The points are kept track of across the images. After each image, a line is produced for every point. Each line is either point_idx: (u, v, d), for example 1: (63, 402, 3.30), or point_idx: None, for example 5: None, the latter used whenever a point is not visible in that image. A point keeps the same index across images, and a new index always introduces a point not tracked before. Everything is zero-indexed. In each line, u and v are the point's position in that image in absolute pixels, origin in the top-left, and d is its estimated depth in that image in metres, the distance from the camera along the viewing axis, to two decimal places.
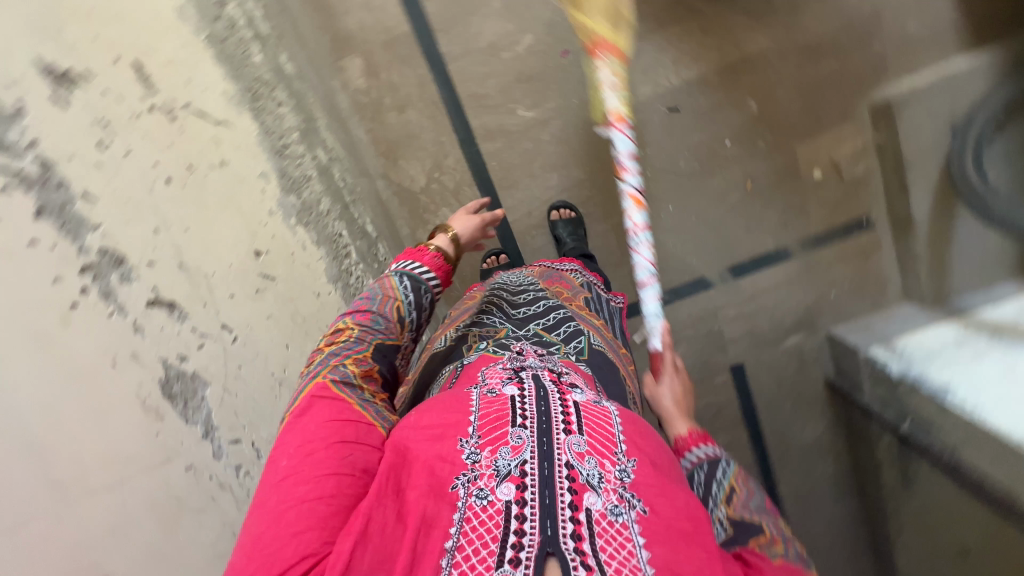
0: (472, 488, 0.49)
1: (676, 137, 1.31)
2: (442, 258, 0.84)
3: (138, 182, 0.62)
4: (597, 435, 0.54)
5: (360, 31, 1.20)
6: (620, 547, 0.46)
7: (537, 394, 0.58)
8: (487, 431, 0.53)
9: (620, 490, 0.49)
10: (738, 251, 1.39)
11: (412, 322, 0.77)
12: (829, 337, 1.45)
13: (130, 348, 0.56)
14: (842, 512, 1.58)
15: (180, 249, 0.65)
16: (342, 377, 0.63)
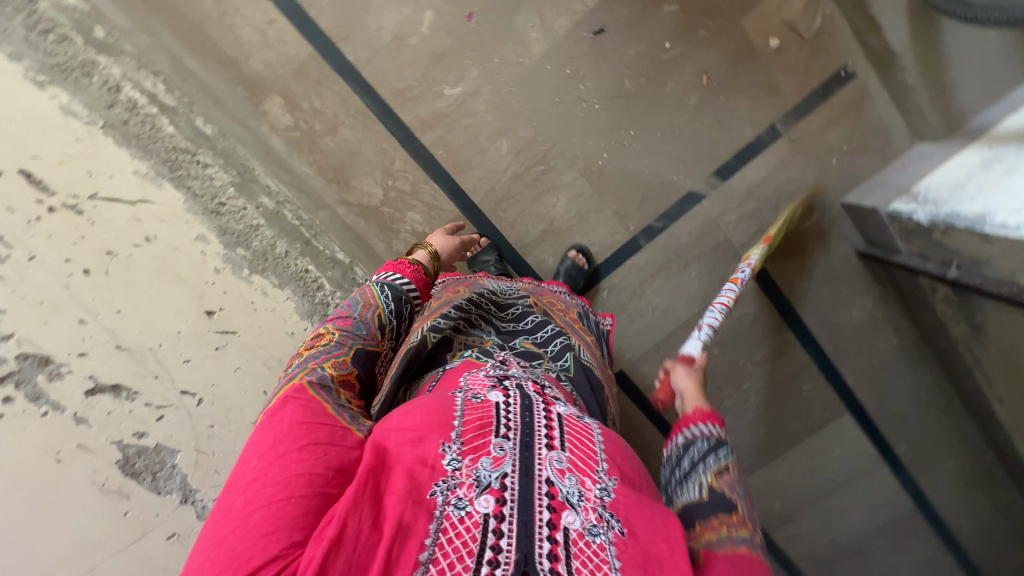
0: (451, 496, 0.54)
1: (612, 59, 1.22)
2: (421, 272, 0.89)
3: (56, 284, 0.88)
4: (578, 453, 0.62)
5: (267, 70, 1.17)
6: (595, 563, 0.53)
7: (521, 404, 0.66)
8: (470, 439, 0.59)
9: (598, 508, 0.57)
10: (720, 151, 1.29)
11: (391, 328, 0.81)
12: (844, 207, 1.33)
13: (75, 440, 0.84)
14: (916, 375, 1.52)
15: (116, 334, 0.91)
16: (318, 380, 0.64)
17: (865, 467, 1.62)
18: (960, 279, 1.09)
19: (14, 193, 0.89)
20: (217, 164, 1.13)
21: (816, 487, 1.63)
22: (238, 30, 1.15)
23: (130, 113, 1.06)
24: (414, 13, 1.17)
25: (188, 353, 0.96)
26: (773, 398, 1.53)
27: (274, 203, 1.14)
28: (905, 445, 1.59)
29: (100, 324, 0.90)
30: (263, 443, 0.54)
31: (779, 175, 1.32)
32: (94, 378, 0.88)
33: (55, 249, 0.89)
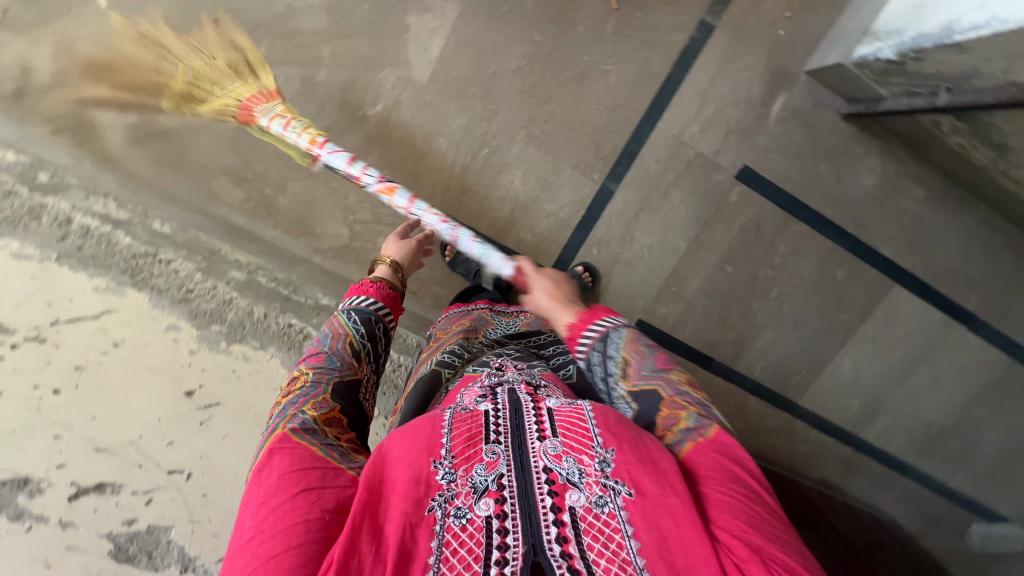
0: (450, 506, 0.54)
1: (515, 16, 1.17)
2: (385, 288, 0.89)
3: (28, 410, 0.89)
4: (573, 433, 0.60)
5: (203, 154, 1.21)
6: (607, 537, 0.53)
7: (510, 407, 0.64)
8: (460, 450, 0.58)
9: (601, 480, 0.56)
10: (658, 68, 1.22)
11: (367, 353, 0.80)
12: (811, 74, 1.22)
13: (66, 541, 0.84)
14: (958, 221, 1.37)
15: (92, 437, 0.91)
16: (302, 425, 0.63)
17: (938, 334, 1.48)
18: (953, 102, 0.97)
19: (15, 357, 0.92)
20: (182, 256, 1.09)
21: (891, 372, 1.52)
22: (166, 127, 1.20)
23: (86, 237, 1.09)
24: (311, 49, 1.16)
25: (172, 434, 0.95)
26: (810, 297, 1.42)
27: (248, 273, 1.14)
28: (975, 297, 1.45)
29: (78, 437, 0.90)
30: (256, 499, 0.56)
31: (729, 69, 1.23)
32: (75, 485, 0.87)
33: (25, 380, 0.91)
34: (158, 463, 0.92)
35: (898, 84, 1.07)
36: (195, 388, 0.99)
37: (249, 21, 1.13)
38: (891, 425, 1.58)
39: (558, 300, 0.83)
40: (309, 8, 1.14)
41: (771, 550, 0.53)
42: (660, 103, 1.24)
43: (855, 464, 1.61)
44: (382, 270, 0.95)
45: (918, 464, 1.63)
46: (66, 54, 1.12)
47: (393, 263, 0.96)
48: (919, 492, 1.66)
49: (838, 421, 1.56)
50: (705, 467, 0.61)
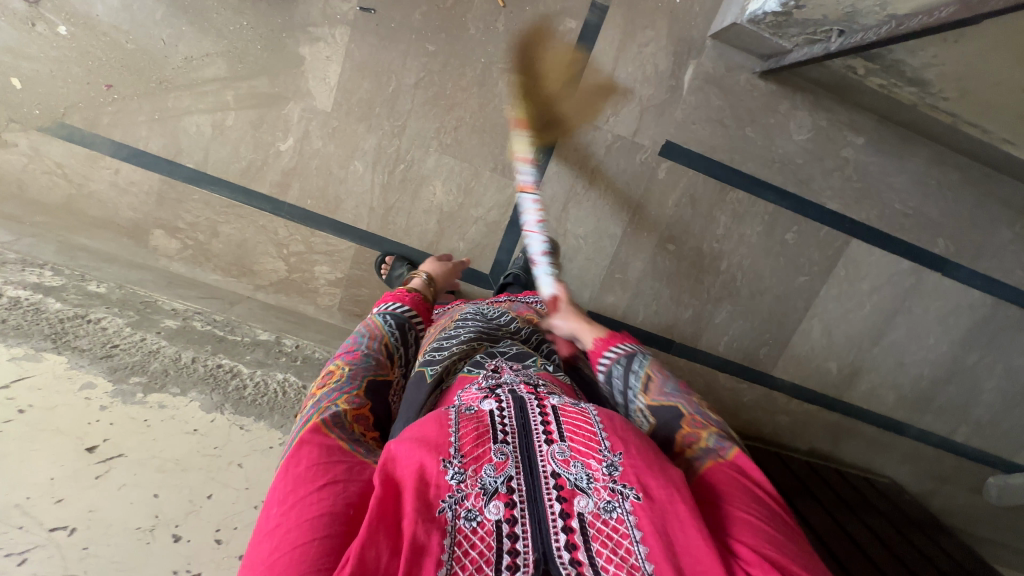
0: (460, 508, 0.47)
1: (403, 29, 1.17)
2: (417, 296, 0.92)
3: None
4: (580, 437, 0.54)
5: (139, 212, 1.27)
6: (616, 543, 0.47)
7: (516, 406, 0.59)
8: (469, 448, 0.52)
9: (609, 485, 0.50)
10: (558, 58, 1.20)
11: (399, 354, 0.79)
12: (716, 39, 1.19)
13: None
14: (905, 163, 1.30)
15: None
16: (333, 417, 0.59)
17: (910, 283, 1.40)
18: (843, 46, 0.91)
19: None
20: (112, 313, 1.08)
21: (866, 329, 1.44)
22: (96, 191, 1.25)
23: (11, 309, 0.98)
24: (216, 96, 1.19)
25: (61, 491, 0.70)
26: (764, 263, 1.37)
27: (182, 320, 1.15)
28: (942, 240, 1.36)
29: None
30: (280, 488, 0.48)
31: (631, 47, 1.20)
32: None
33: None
34: (41, 522, 0.67)
35: (795, 35, 1.01)
36: (98, 442, 0.77)
37: (153, 79, 1.17)
38: (876, 384, 1.50)
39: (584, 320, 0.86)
40: (205, 55, 1.17)
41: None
42: (567, 92, 1.22)
43: (846, 430, 1.54)
44: (417, 283, 1.00)
45: (915, 422, 1.54)
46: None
47: (427, 277, 1.03)
48: (922, 451, 1.57)
49: (819, 387, 1.49)
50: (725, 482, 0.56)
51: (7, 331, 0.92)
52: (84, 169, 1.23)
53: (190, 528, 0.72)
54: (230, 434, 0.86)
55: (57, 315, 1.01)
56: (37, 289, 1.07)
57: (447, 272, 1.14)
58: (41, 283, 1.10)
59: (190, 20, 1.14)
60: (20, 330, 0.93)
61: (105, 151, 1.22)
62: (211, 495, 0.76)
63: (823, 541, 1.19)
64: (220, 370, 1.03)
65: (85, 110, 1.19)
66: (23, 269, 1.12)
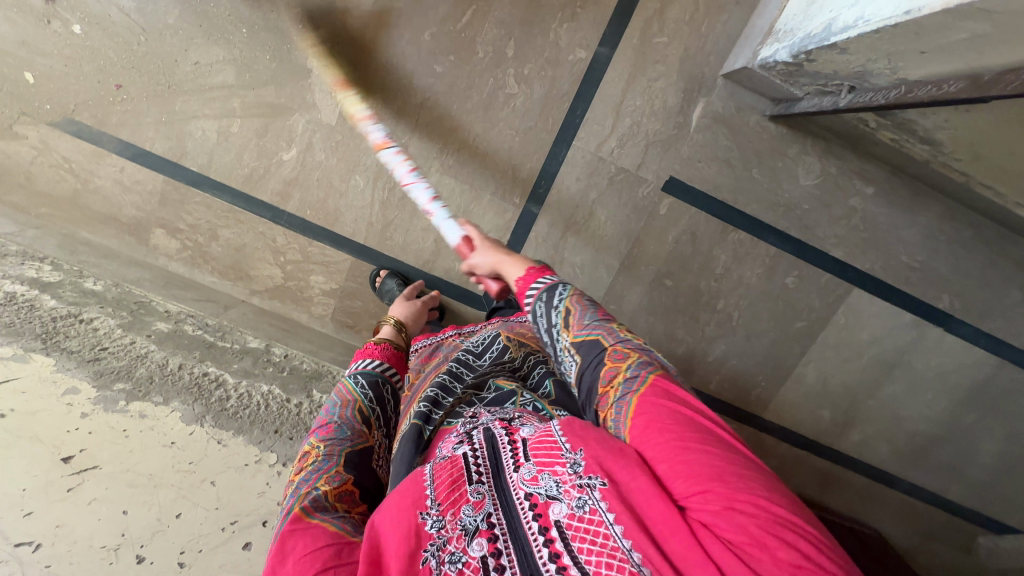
0: (444, 554, 0.48)
1: (412, 48, 1.16)
2: (389, 347, 0.86)
3: None
4: (543, 449, 0.54)
5: (141, 211, 1.29)
6: (594, 533, 0.47)
7: (488, 446, 0.59)
8: (444, 494, 0.52)
9: (577, 482, 0.50)
10: (565, 87, 1.18)
11: (376, 417, 0.74)
12: (727, 79, 1.17)
13: None
14: (914, 215, 1.27)
15: None
16: (313, 502, 0.56)
17: (911, 336, 1.37)
18: (851, 103, 0.89)
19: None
20: (105, 313, 1.10)
21: (861, 379, 1.42)
22: (100, 188, 1.27)
23: (6, 305, 1.00)
24: (222, 102, 1.20)
25: (31, 503, 0.71)
26: (761, 306, 1.35)
27: (174, 324, 1.17)
28: (947, 295, 1.33)
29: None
30: None
31: (640, 80, 1.18)
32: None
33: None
34: (5, 536, 0.68)
35: (807, 85, 0.99)
36: (74, 452, 0.78)
37: (162, 83, 1.18)
38: (869, 434, 1.48)
39: (503, 251, 0.79)
40: (214, 62, 1.17)
41: (743, 502, 0.44)
42: (573, 122, 1.21)
43: (833, 478, 1.51)
44: (387, 331, 0.96)
45: (906, 475, 1.51)
46: (11, 132, 1.22)
47: (398, 324, 0.99)
48: (911, 505, 1.54)
49: (809, 433, 1.47)
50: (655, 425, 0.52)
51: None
52: (89, 165, 1.25)
53: (154, 549, 0.73)
54: (207, 449, 0.87)
55: (51, 314, 1.03)
56: (34, 285, 1.08)
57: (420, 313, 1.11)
58: (39, 278, 1.11)
59: (202, 27, 1.15)
60: (10, 329, 0.95)
61: (112, 149, 1.23)
62: (180, 514, 0.77)
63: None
64: (204, 378, 1.04)
65: (95, 108, 1.20)
66: (23, 263, 1.14)
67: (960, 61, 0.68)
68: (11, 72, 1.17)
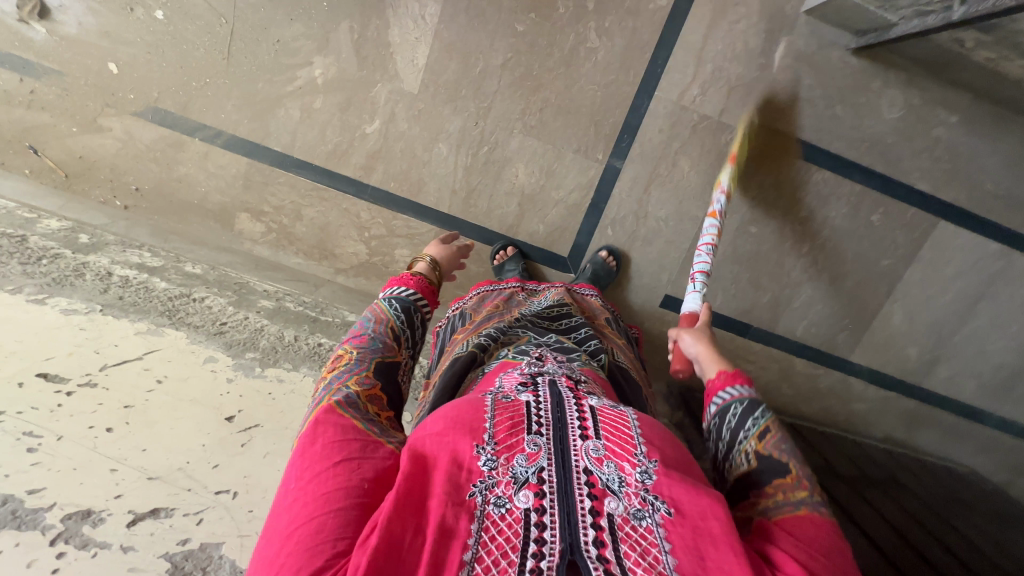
0: (490, 494, 0.47)
1: (493, 9, 1.16)
2: (422, 279, 0.83)
3: (79, 450, 0.67)
4: (615, 437, 0.53)
5: (224, 196, 1.29)
6: (645, 547, 0.46)
7: (552, 399, 0.58)
8: (503, 437, 0.52)
9: (641, 492, 0.49)
10: (646, 36, 1.18)
11: (406, 337, 0.73)
12: (810, 15, 1.17)
13: (127, 565, 0.60)
14: (999, 142, 1.27)
15: (143, 467, 0.68)
16: (346, 399, 0.57)
17: (997, 266, 1.37)
18: (968, 15, 0.89)
19: (28, 396, 0.70)
20: (213, 293, 1.10)
21: (948, 314, 1.42)
22: (184, 175, 1.27)
23: (123, 287, 1.00)
24: (305, 79, 1.20)
25: (216, 457, 0.72)
26: (846, 247, 1.35)
27: (276, 301, 1.17)
28: None
29: (133, 468, 0.67)
30: (298, 463, 0.49)
31: (721, 25, 1.18)
32: (136, 514, 0.64)
33: (77, 421, 0.69)
34: (206, 486, 0.69)
35: (905, 8, 1.00)
36: (235, 413, 0.79)
37: (245, 64, 1.19)
38: (956, 371, 1.48)
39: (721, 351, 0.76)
40: (294, 38, 1.17)
41: None
42: (654, 72, 1.21)
43: (921, 418, 1.52)
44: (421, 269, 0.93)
45: (994, 410, 1.52)
46: (96, 125, 1.23)
47: (432, 262, 0.97)
48: (999, 440, 1.55)
49: (897, 373, 1.47)
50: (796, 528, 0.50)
51: (126, 307, 0.94)
52: (173, 153, 1.26)
53: None
54: None
55: (166, 294, 1.03)
56: (142, 269, 1.09)
57: (453, 255, 1.05)
58: (144, 263, 1.12)
59: (283, 2, 1.15)
60: (137, 307, 0.95)
61: (196, 135, 1.24)
62: None
63: (968, 565, 1.10)
64: (320, 348, 1.04)
65: (179, 95, 1.21)
66: (125, 250, 1.14)
67: None
68: (95, 63, 1.18)
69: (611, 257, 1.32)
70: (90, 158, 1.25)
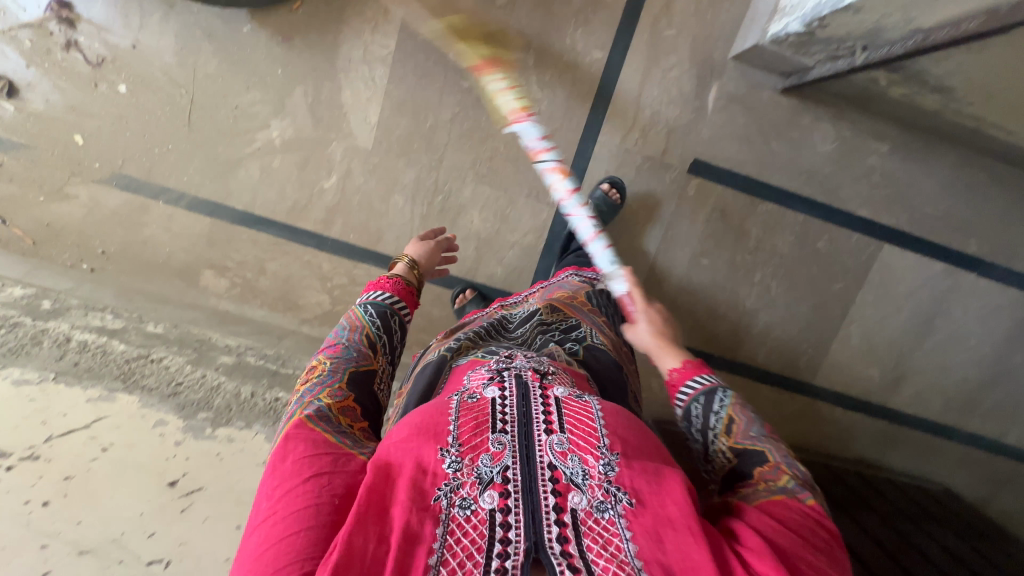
0: (455, 496, 0.49)
1: (437, 68, 1.22)
2: (400, 282, 0.84)
3: (12, 527, 0.70)
4: (579, 430, 0.55)
5: (189, 254, 1.33)
6: (608, 539, 0.48)
7: (518, 393, 0.60)
8: (466, 438, 0.53)
9: (604, 484, 0.51)
10: (585, 86, 1.25)
11: (383, 343, 0.76)
12: (737, 61, 1.24)
13: None
14: (931, 167, 1.32)
15: (75, 540, 0.71)
16: (317, 413, 0.60)
17: (946, 285, 1.40)
18: (869, 61, 0.96)
19: None
20: (172, 352, 1.12)
21: (905, 333, 1.44)
22: (150, 236, 1.31)
23: (81, 351, 1.03)
24: (263, 141, 1.26)
25: (152, 525, 0.75)
26: (797, 273, 1.38)
27: (236, 356, 1.19)
28: (975, 240, 1.37)
29: (65, 542, 0.71)
30: (268, 481, 0.51)
31: (655, 72, 1.25)
32: None
33: (13, 496, 0.72)
34: (137, 556, 0.72)
35: (817, 53, 1.06)
36: (179, 476, 0.81)
37: (206, 128, 1.24)
38: (920, 388, 1.49)
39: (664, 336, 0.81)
40: (252, 103, 1.23)
41: None
42: (596, 118, 1.27)
43: (892, 437, 1.52)
44: (399, 270, 0.90)
45: (964, 426, 1.52)
46: (64, 194, 1.27)
47: (411, 261, 0.93)
48: (972, 455, 1.55)
49: (862, 393, 1.48)
50: (776, 510, 0.55)
51: (81, 373, 0.95)
52: (138, 216, 1.30)
53: None
54: None
55: (123, 356, 1.06)
56: (102, 332, 1.11)
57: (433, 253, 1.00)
58: (105, 326, 1.14)
59: (240, 72, 1.21)
60: (92, 372, 0.97)
61: (160, 198, 1.29)
62: None
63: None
64: (276, 402, 1.05)
65: (143, 161, 1.26)
66: (87, 314, 1.16)
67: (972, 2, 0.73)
68: (62, 136, 1.23)
69: (613, 189, 1.28)
70: (57, 225, 1.29)
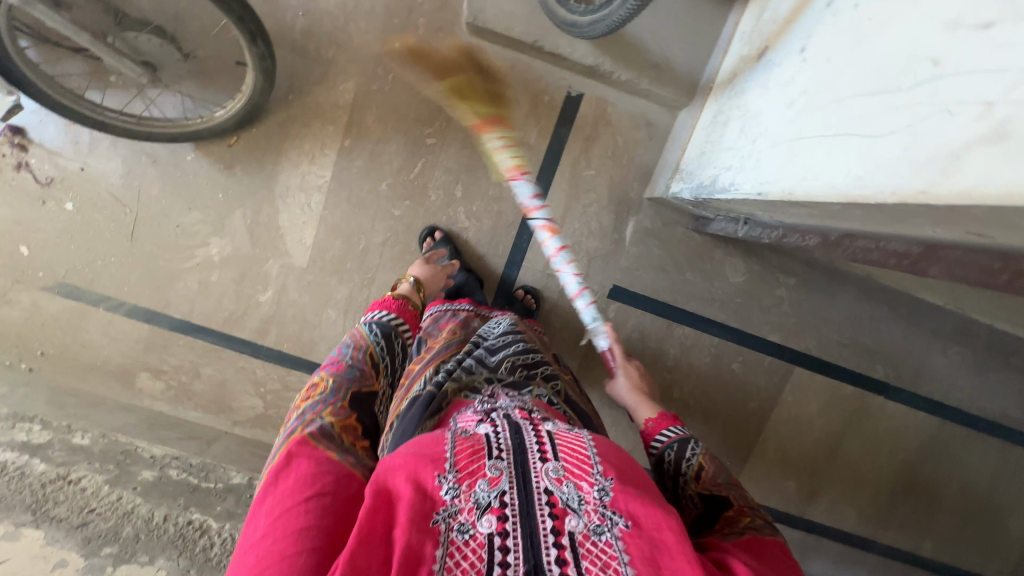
0: (453, 522, 0.51)
1: (370, 197, 1.30)
2: (404, 305, 0.97)
3: None
4: (573, 458, 0.58)
5: (127, 356, 1.37)
6: (605, 560, 0.51)
7: (511, 429, 0.62)
8: (464, 464, 0.55)
9: (600, 509, 0.54)
10: (510, 216, 1.33)
11: (385, 364, 0.85)
12: (651, 201, 1.33)
13: None
14: (834, 299, 1.41)
15: None
16: (318, 430, 0.65)
17: (856, 405, 1.48)
18: (748, 234, 1.03)
19: None
20: (93, 470, 1.12)
21: (819, 448, 1.50)
22: (88, 340, 1.36)
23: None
24: (203, 257, 1.32)
25: None
26: (714, 390, 1.44)
27: (159, 470, 1.18)
28: (881, 365, 1.45)
29: None
30: (273, 499, 0.55)
31: (575, 207, 1.33)
32: None
33: None
34: None
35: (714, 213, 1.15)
36: None
37: (148, 243, 1.31)
38: (837, 500, 1.54)
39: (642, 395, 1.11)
40: (194, 223, 1.30)
41: None
42: (520, 245, 1.34)
43: (812, 546, 1.56)
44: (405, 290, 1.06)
45: (881, 537, 1.57)
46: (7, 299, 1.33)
47: (415, 282, 1.08)
48: (890, 565, 1.59)
49: (780, 504, 1.53)
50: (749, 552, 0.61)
51: None
52: (78, 321, 1.35)
53: None
54: None
55: (41, 479, 1.06)
56: (24, 449, 1.11)
57: (434, 275, 1.16)
58: (29, 441, 1.13)
59: (182, 195, 1.29)
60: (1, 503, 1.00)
61: (100, 305, 1.34)
62: None
63: None
64: (188, 524, 1.08)
65: (86, 270, 1.32)
66: (13, 425, 1.16)
67: (813, 223, 0.80)
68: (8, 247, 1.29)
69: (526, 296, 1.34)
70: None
